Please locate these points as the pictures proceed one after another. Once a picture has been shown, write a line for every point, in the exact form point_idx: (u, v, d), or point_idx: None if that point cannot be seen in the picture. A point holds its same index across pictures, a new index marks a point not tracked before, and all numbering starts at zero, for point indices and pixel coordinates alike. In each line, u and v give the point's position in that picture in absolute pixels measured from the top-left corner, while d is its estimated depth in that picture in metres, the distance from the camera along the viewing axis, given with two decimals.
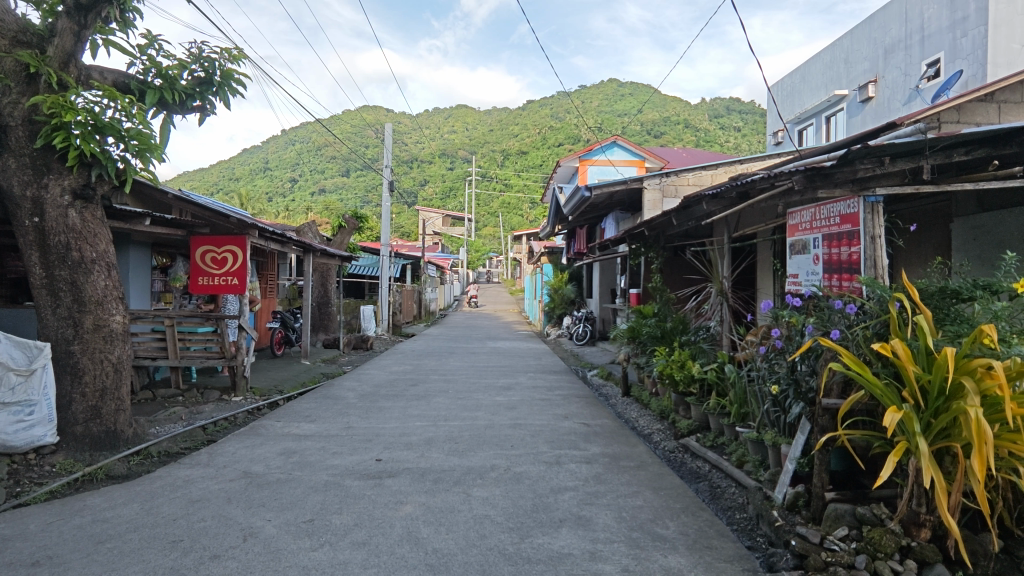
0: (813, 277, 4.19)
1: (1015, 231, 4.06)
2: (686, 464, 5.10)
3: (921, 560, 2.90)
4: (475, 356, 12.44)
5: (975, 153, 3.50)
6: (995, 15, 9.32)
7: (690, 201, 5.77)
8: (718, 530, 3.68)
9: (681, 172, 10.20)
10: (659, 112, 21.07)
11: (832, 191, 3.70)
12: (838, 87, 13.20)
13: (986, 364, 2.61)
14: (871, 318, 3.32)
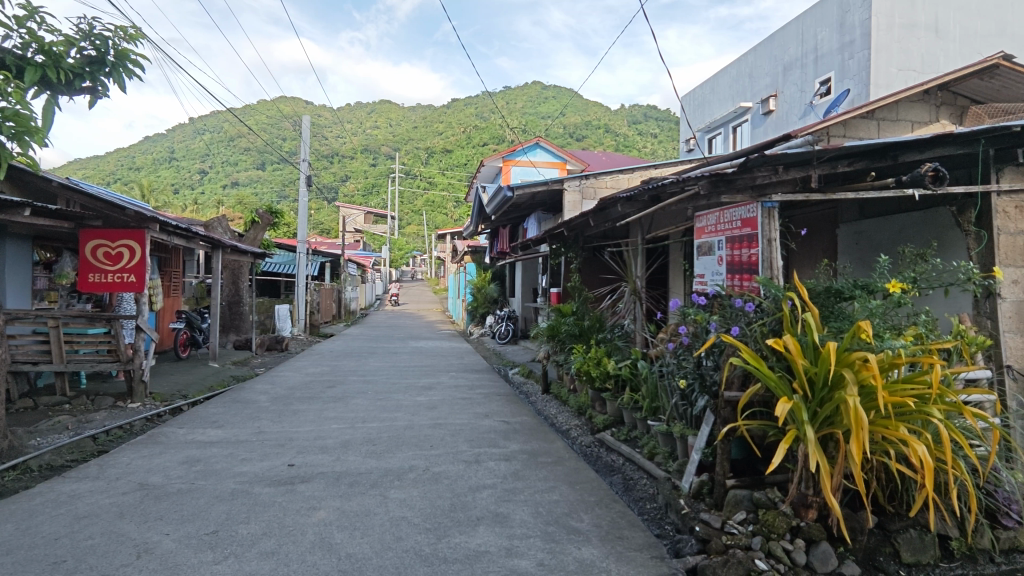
0: (717, 277, 4.44)
1: (888, 237, 4.50)
2: (602, 458, 5.27)
3: (809, 538, 3.14)
4: (396, 356, 12.21)
5: (857, 164, 3.83)
6: (876, 41, 10.27)
7: (607, 202, 5.96)
8: (629, 520, 3.82)
9: (599, 175, 10.48)
10: (580, 116, 21.59)
11: (734, 196, 3.95)
12: (743, 99, 14.06)
13: (864, 357, 2.87)
14: (768, 315, 3.57)
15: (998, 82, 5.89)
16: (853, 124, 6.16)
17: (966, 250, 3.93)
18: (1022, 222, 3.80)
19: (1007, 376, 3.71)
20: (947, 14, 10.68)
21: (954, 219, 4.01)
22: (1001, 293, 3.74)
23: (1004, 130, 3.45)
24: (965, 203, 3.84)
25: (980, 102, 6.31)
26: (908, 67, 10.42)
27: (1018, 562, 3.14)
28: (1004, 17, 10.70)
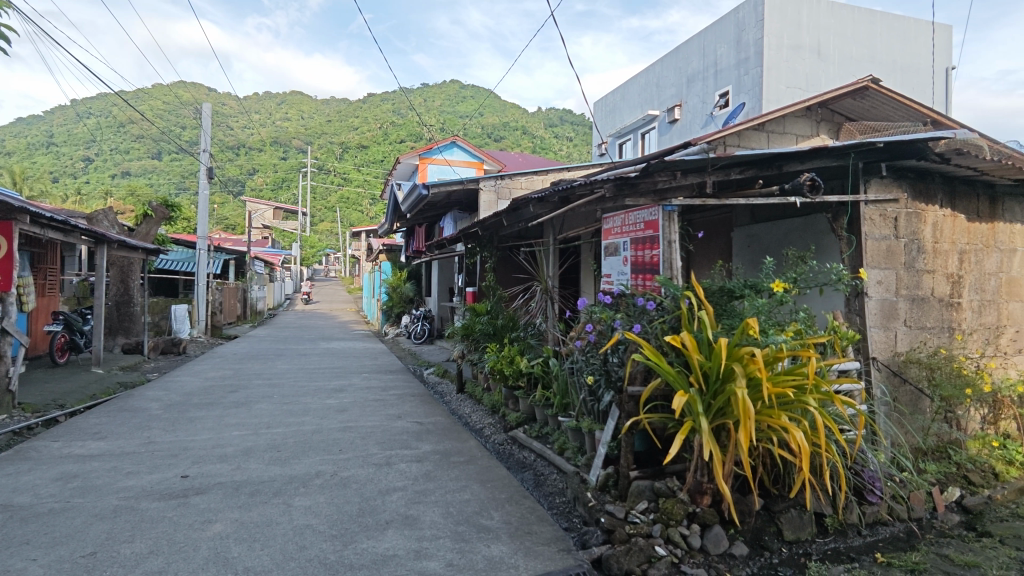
0: (622, 276, 4.61)
1: (775, 240, 4.88)
2: (514, 455, 5.32)
3: (704, 523, 3.33)
4: (305, 358, 11.70)
5: (748, 172, 4.11)
6: (767, 59, 11.11)
7: (519, 203, 6.04)
8: (538, 515, 3.89)
9: (514, 176, 10.59)
10: (498, 117, 21.71)
11: (637, 199, 4.16)
12: (651, 108, 14.72)
13: (751, 351, 3.09)
14: (667, 313, 3.76)
15: (868, 102, 6.54)
16: (747, 135, 6.62)
17: (839, 254, 4.32)
18: (885, 228, 4.24)
19: (873, 366, 4.12)
20: (827, 39, 11.73)
21: (829, 225, 4.41)
22: (868, 292, 4.15)
23: (870, 146, 3.82)
24: (838, 211, 4.21)
25: (853, 120, 6.99)
26: (795, 85, 11.36)
27: (880, 534, 3.49)
28: (873, 46, 11.96)
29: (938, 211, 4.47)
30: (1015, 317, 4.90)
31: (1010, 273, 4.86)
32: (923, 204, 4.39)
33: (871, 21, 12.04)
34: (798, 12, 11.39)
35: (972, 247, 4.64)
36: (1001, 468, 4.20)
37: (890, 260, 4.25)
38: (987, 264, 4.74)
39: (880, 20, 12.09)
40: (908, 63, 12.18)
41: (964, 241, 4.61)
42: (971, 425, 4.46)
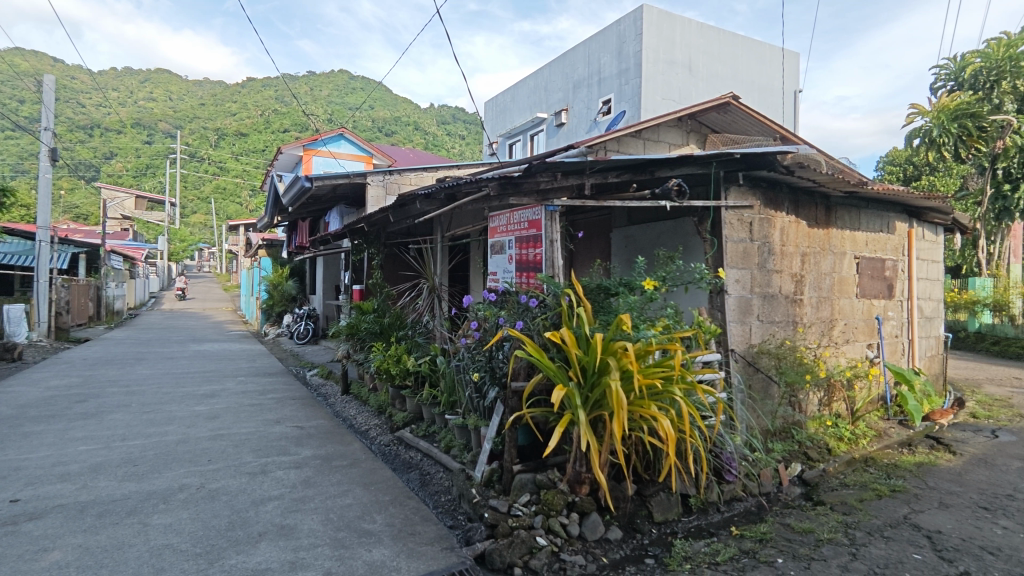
0: (507, 274, 4.69)
1: (648, 241, 5.21)
2: (400, 456, 5.22)
3: (582, 512, 3.48)
4: (171, 362, 10.68)
5: (623, 176, 4.34)
6: (646, 71, 11.84)
7: (405, 199, 5.94)
8: (423, 515, 3.85)
9: (404, 172, 10.40)
10: (389, 111, 21.22)
11: (521, 198, 4.29)
12: (540, 110, 15.11)
13: (624, 346, 3.26)
14: (549, 309, 3.88)
15: (729, 117, 7.19)
16: (625, 142, 7.00)
17: (703, 255, 4.70)
18: (741, 232, 4.67)
19: (731, 357, 4.54)
20: (698, 56, 12.71)
21: (695, 228, 4.79)
22: (727, 289, 4.55)
23: (728, 156, 4.19)
24: (702, 215, 4.58)
25: (718, 132, 7.63)
26: (670, 97, 12.20)
27: (735, 509, 3.84)
28: (735, 66, 13.17)
29: (785, 217, 5.00)
30: (844, 311, 5.61)
31: (841, 273, 5.56)
32: (772, 211, 4.90)
33: (734, 43, 13.25)
34: (672, 30, 12.25)
35: (811, 250, 5.25)
36: (833, 443, 4.79)
37: (745, 260, 4.69)
38: (823, 265, 5.38)
39: (741, 43, 13.33)
40: (764, 84, 13.55)
41: (805, 244, 5.20)
42: (809, 407, 5.06)
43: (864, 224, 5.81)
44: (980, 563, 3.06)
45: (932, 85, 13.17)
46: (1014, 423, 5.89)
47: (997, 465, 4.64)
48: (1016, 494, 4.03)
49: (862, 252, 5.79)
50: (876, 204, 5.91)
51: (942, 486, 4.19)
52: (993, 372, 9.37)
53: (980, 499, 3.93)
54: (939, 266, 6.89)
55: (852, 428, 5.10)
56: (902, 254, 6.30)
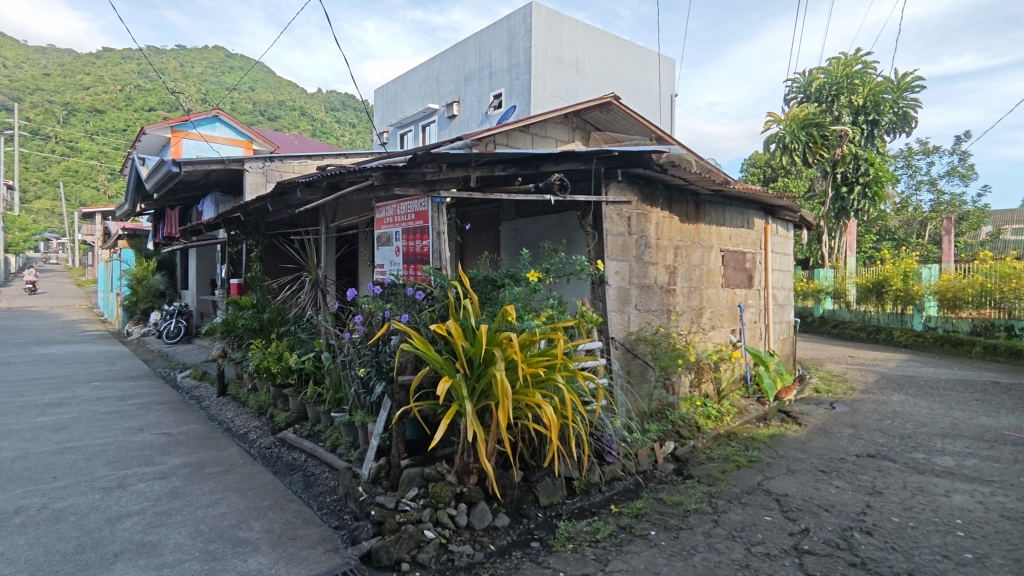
0: (394, 267, 4.60)
1: (534, 234, 5.35)
2: (282, 458, 4.94)
3: (470, 502, 3.51)
4: (8, 368, 9.33)
5: (509, 170, 4.41)
6: (535, 67, 12.10)
7: (285, 187, 5.62)
8: (305, 518, 3.69)
9: (286, 159, 9.82)
10: (271, 94, 19.96)
11: (406, 189, 4.21)
12: (431, 101, 14.92)
13: (509, 337, 3.32)
14: (436, 301, 3.86)
15: (611, 116, 7.53)
16: (513, 136, 7.10)
17: (586, 247, 4.90)
18: (621, 226, 4.92)
19: (611, 344, 4.79)
20: (585, 56, 13.17)
21: (578, 222, 4.98)
22: (608, 280, 4.78)
23: (607, 154, 4.38)
24: (585, 209, 4.78)
25: (600, 130, 7.97)
26: (558, 94, 12.58)
27: (615, 488, 4.06)
28: (619, 68, 13.83)
29: (659, 213, 5.34)
30: (711, 300, 6.11)
31: (708, 265, 6.04)
32: (648, 206, 5.21)
33: (616, 46, 13.90)
34: (560, 29, 12.60)
35: (682, 244, 5.65)
36: (702, 421, 5.21)
37: (624, 253, 4.95)
38: (693, 257, 5.81)
39: (624, 47, 14.01)
40: (644, 87, 14.38)
41: (677, 239, 5.59)
42: (682, 389, 5.46)
43: (728, 220, 6.35)
44: (817, 520, 3.48)
45: (786, 95, 14.68)
46: (847, 396, 6.77)
47: (833, 433, 5.30)
48: (847, 456, 4.62)
49: (726, 245, 6.33)
50: (738, 202, 6.48)
51: (789, 454, 4.72)
52: (833, 352, 10.66)
53: (820, 463, 4.47)
54: (789, 258, 7.70)
55: (717, 407, 5.58)
56: (760, 248, 6.97)
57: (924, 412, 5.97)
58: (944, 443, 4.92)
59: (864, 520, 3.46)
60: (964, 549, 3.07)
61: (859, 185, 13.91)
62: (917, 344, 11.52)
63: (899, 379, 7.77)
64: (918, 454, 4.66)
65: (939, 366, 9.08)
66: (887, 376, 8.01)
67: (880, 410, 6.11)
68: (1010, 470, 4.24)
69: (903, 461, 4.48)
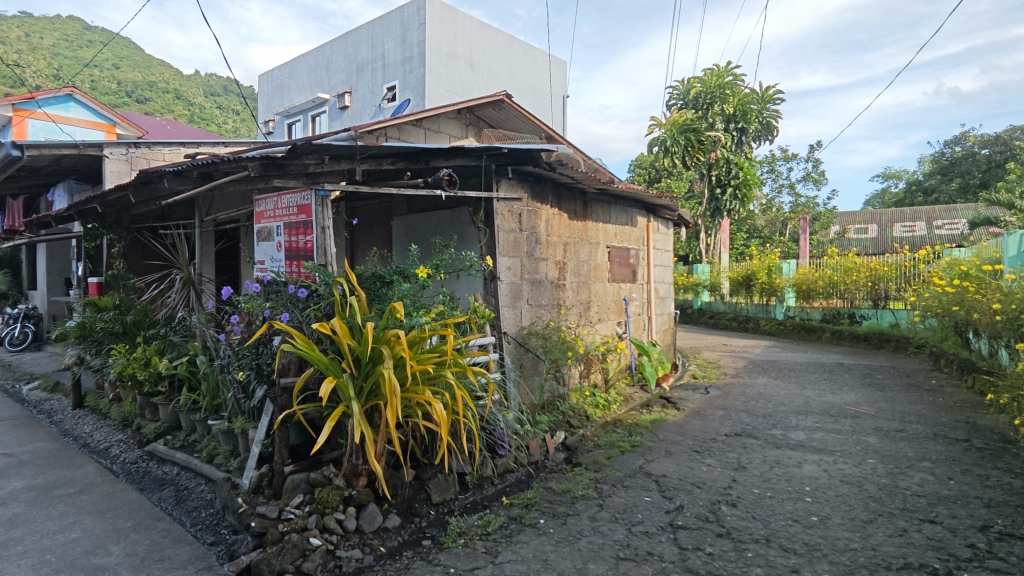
0: (275, 263, 4.35)
1: (428, 230, 5.32)
2: (150, 473, 4.50)
3: (359, 504, 3.41)
4: None
5: (398, 164, 4.32)
6: (429, 61, 11.96)
7: (150, 176, 5.11)
8: (174, 537, 3.41)
9: (153, 145, 8.94)
10: (138, 73, 18.14)
11: (286, 181, 4.00)
12: (321, 90, 14.28)
13: (397, 334, 3.25)
14: (322, 299, 3.72)
15: (504, 113, 7.63)
16: (405, 130, 6.95)
17: (477, 243, 4.94)
18: (512, 223, 5.00)
19: (504, 339, 4.86)
20: (480, 53, 13.21)
21: (470, 218, 4.99)
22: (499, 276, 4.84)
23: (497, 151, 4.42)
24: (476, 205, 4.80)
25: (493, 127, 8.05)
26: (452, 90, 12.52)
27: (507, 480, 4.12)
28: (512, 66, 14.04)
29: (549, 210, 5.49)
30: (598, 294, 6.38)
31: (595, 261, 6.30)
32: (538, 203, 5.33)
33: (511, 46, 14.07)
34: (454, 24, 12.53)
35: (571, 240, 5.84)
36: (590, 410, 5.42)
37: (515, 249, 5.03)
38: (581, 254, 6.03)
39: (517, 46, 14.23)
40: (537, 87, 14.69)
41: (566, 235, 5.77)
42: (572, 380, 5.65)
43: (613, 218, 6.66)
44: (690, 496, 3.75)
45: (667, 102, 15.65)
46: (719, 380, 7.37)
47: (706, 415, 5.74)
48: (718, 436, 5.03)
49: (612, 242, 6.63)
50: (622, 201, 6.80)
51: (668, 437, 5.05)
52: (709, 341, 11.52)
53: (694, 444, 4.83)
54: (670, 254, 8.23)
55: (605, 396, 5.85)
56: (643, 244, 7.37)
57: (783, 392, 6.64)
58: (798, 419, 5.51)
59: (730, 494, 3.78)
60: (811, 513, 3.45)
61: (730, 187, 15.14)
62: (778, 331, 12.77)
63: (763, 364, 8.58)
64: (777, 430, 5.17)
65: (797, 351, 10.13)
66: (753, 362, 8.81)
67: (747, 392, 6.71)
68: (849, 440, 4.83)
69: (764, 437, 4.96)
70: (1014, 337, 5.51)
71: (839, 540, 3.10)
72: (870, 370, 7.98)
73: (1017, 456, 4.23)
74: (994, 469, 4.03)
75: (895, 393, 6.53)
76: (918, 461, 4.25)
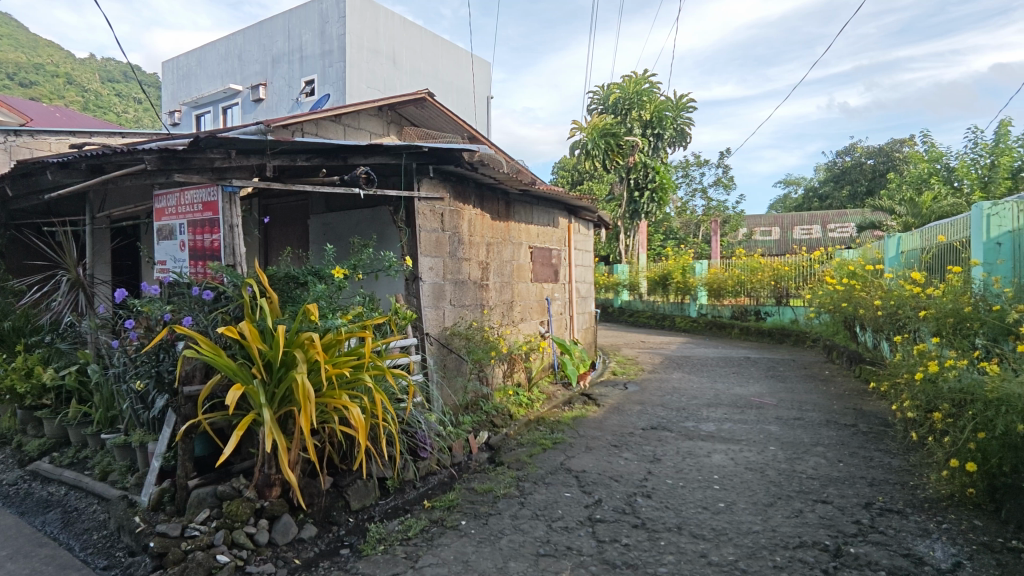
0: (178, 263, 4.07)
1: (347, 228, 5.18)
2: (32, 494, 4.09)
3: (272, 516, 3.25)
4: None
5: (313, 161, 4.16)
6: (349, 56, 11.64)
7: (30, 168, 4.67)
8: (59, 564, 3.14)
9: (37, 133, 8.14)
10: (21, 54, 16.47)
11: (188, 177, 3.77)
12: (232, 81, 13.54)
13: (311, 337, 3.13)
14: (231, 301, 3.53)
15: (426, 112, 7.57)
16: (322, 126, 6.72)
17: (398, 243, 4.85)
18: (433, 223, 4.94)
19: (425, 341, 4.80)
20: (402, 50, 12.99)
21: (390, 218, 4.90)
22: (421, 276, 4.78)
23: (417, 150, 4.34)
24: (396, 205, 4.72)
25: (415, 126, 7.95)
26: (374, 86, 12.24)
27: (430, 482, 4.06)
28: (436, 65, 13.92)
29: (471, 210, 5.47)
30: (521, 294, 6.43)
31: (518, 261, 6.36)
32: (460, 203, 5.31)
33: (434, 44, 13.94)
34: (375, 19, 12.23)
35: (494, 240, 5.86)
36: (514, 409, 5.46)
37: (437, 249, 4.98)
38: (504, 254, 6.06)
39: (440, 45, 14.12)
40: (461, 87, 14.64)
41: (489, 236, 5.78)
42: (495, 380, 5.66)
43: (535, 219, 6.74)
44: (608, 490, 3.87)
45: (588, 106, 16.06)
46: (637, 376, 7.67)
47: (625, 410, 5.94)
48: (635, 430, 5.22)
49: (535, 242, 6.72)
50: (544, 202, 6.90)
51: (588, 433, 5.18)
52: (627, 338, 11.94)
53: (612, 439, 4.98)
54: (590, 255, 8.44)
55: (528, 395, 5.92)
56: (564, 245, 7.51)
57: (695, 386, 6.99)
58: (709, 411, 5.81)
59: (645, 485, 3.92)
60: (718, 500, 3.65)
61: (647, 190, 15.75)
62: (692, 328, 13.42)
63: (678, 359, 8.99)
64: (689, 422, 5.43)
65: (709, 347, 10.69)
66: (668, 358, 9.22)
67: (662, 387, 7.02)
68: (754, 429, 5.15)
69: (677, 430, 5.19)
70: (893, 331, 6.06)
71: (743, 524, 3.30)
72: (773, 363, 8.55)
73: (895, 438, 4.67)
74: (876, 450, 4.43)
75: (794, 384, 7.04)
76: (813, 446, 4.60)
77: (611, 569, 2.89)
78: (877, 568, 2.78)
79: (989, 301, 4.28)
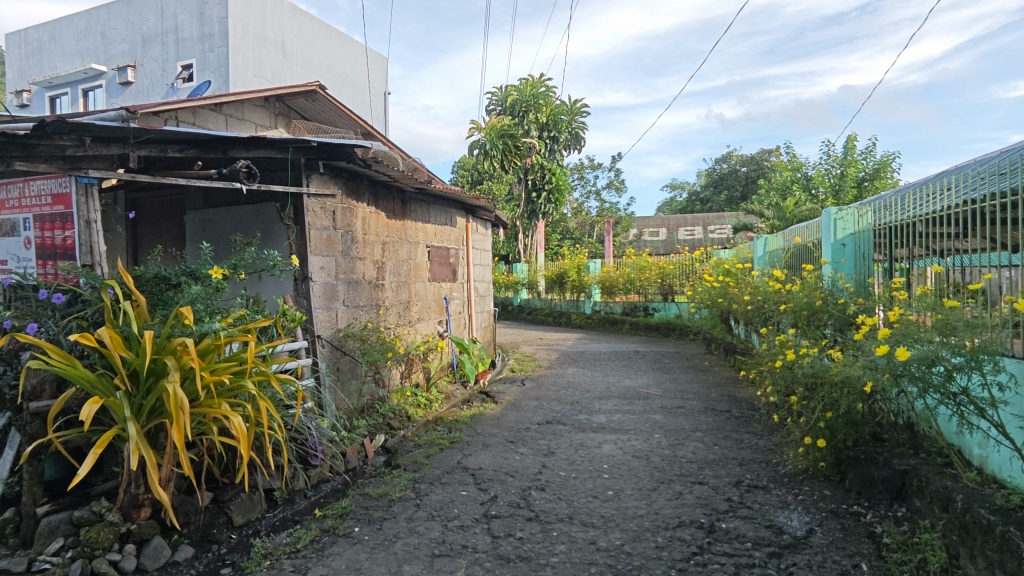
0: (22, 263, 3.61)
1: (228, 225, 4.85)
2: None
3: (140, 539, 2.97)
4: None
5: (186, 152, 3.85)
6: (233, 42, 10.89)
7: None
8: None
9: None
10: None
11: (34, 165, 3.35)
12: (94, 60, 12.17)
13: (184, 343, 2.88)
14: (89, 305, 3.18)
15: (317, 105, 7.26)
16: (201, 114, 6.23)
17: (286, 241, 4.62)
18: (325, 220, 4.74)
19: (316, 343, 4.61)
20: (292, 39, 12.36)
21: (277, 214, 4.65)
22: (311, 276, 4.59)
23: (305, 144, 4.15)
24: (283, 202, 4.50)
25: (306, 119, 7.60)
26: (261, 76, 11.55)
27: (322, 490, 3.92)
28: (329, 56, 13.39)
29: (365, 208, 5.32)
30: (418, 293, 6.36)
31: (416, 260, 6.29)
32: (354, 201, 5.14)
33: (327, 35, 13.40)
34: (261, 4, 11.54)
35: (389, 239, 5.75)
36: (411, 411, 5.38)
37: (329, 248, 4.79)
38: (400, 253, 5.97)
39: (333, 36, 13.60)
40: (357, 81, 14.20)
41: (384, 234, 5.65)
42: (392, 381, 5.56)
43: (433, 218, 6.69)
44: (503, 485, 3.93)
45: (487, 106, 16.20)
46: (534, 372, 7.86)
47: (522, 406, 6.06)
48: (530, 425, 5.35)
49: (432, 242, 6.66)
50: (441, 201, 6.86)
51: (485, 430, 5.23)
52: (526, 336, 12.21)
53: (509, 435, 5.06)
54: (488, 254, 8.50)
55: (426, 395, 5.87)
56: (462, 244, 7.52)
57: (588, 380, 7.30)
58: (600, 403, 6.08)
59: (539, 478, 4.03)
60: (607, 488, 3.83)
61: (545, 191, 16.19)
62: (587, 324, 13.98)
63: (573, 355, 9.33)
64: (582, 415, 5.65)
65: (602, 342, 11.19)
66: (564, 353, 9.53)
67: (557, 382, 7.25)
68: (641, 419, 5.45)
69: (571, 423, 5.38)
70: (761, 323, 6.67)
71: (629, 509, 3.48)
72: (658, 356, 9.12)
73: (761, 421, 5.15)
74: (745, 433, 4.86)
75: (678, 374, 7.56)
76: (692, 432, 4.96)
77: (505, 563, 2.94)
78: (744, 540, 3.04)
79: (836, 295, 4.85)
